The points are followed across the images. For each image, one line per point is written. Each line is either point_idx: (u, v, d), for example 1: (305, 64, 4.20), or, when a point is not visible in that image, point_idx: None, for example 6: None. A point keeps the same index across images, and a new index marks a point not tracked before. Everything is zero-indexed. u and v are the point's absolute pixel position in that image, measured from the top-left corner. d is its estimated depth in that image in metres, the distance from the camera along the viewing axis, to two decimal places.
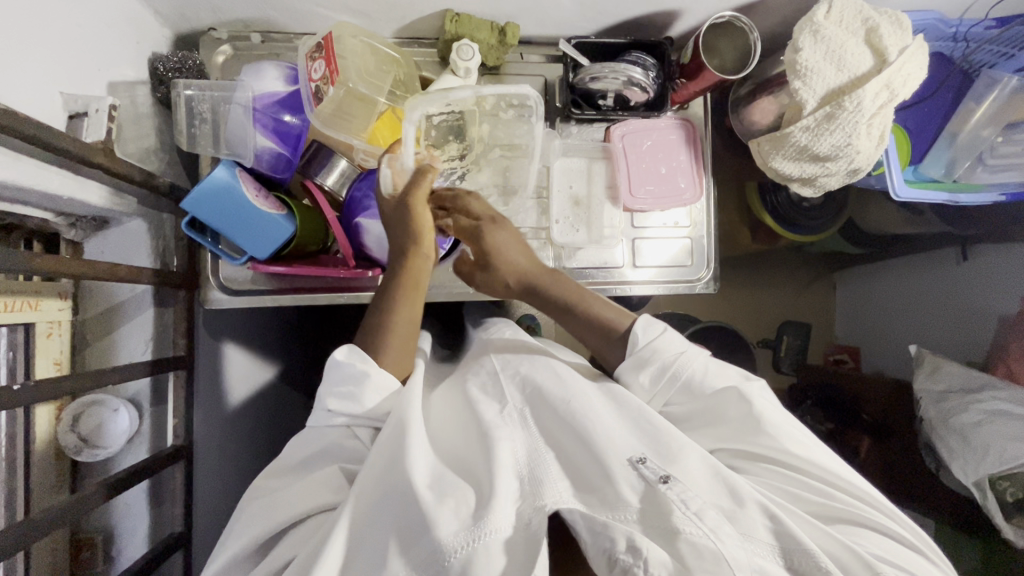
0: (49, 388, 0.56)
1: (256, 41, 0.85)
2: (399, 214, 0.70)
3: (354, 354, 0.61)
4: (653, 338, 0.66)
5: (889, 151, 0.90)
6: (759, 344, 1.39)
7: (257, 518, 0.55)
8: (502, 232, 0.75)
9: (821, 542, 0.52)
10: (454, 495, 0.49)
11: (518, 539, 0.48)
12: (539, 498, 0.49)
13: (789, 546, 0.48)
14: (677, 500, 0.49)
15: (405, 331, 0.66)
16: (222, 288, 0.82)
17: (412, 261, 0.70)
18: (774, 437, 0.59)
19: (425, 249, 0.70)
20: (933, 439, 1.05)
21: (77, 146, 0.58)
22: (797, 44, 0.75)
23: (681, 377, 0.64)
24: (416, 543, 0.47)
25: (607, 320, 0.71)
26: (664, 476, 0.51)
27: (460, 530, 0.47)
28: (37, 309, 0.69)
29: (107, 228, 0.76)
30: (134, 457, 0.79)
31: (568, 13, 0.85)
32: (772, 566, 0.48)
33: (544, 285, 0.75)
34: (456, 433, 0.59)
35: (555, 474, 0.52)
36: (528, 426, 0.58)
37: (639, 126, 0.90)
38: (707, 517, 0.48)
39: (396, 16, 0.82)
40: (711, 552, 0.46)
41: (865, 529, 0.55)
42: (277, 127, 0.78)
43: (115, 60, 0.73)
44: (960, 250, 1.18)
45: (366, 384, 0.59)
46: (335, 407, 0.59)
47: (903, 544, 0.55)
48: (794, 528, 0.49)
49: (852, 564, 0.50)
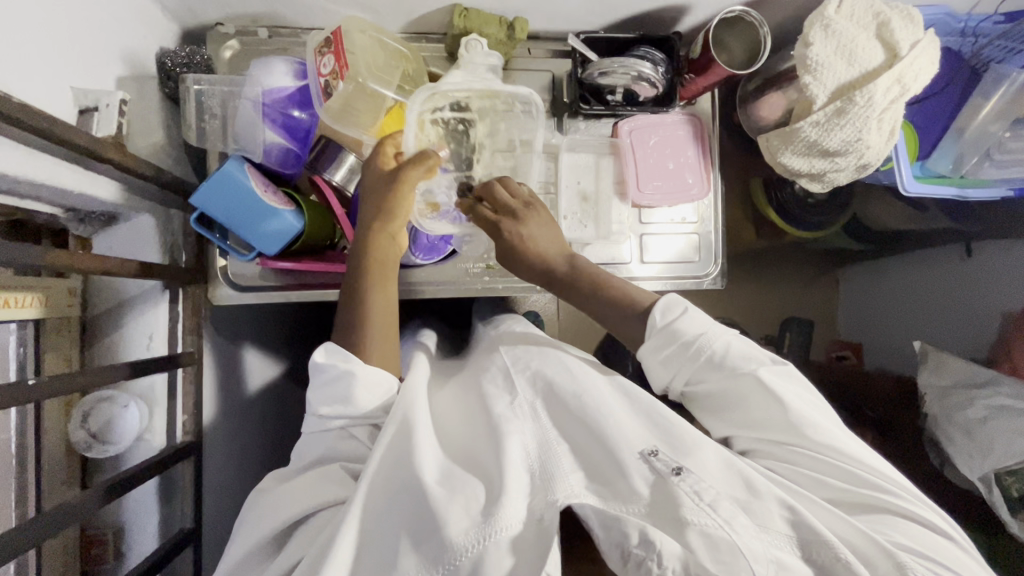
0: (61, 385, 0.56)
1: (264, 36, 0.84)
2: (371, 195, 0.70)
3: (333, 355, 0.61)
4: (675, 319, 0.64)
5: (897, 146, 0.90)
6: (763, 341, 1.36)
7: (267, 515, 0.55)
8: (526, 226, 0.73)
9: (844, 535, 0.52)
10: (464, 491, 0.49)
11: (529, 534, 0.48)
12: (550, 493, 0.49)
13: (808, 538, 0.49)
14: (690, 492, 0.49)
15: (381, 324, 0.66)
16: (231, 285, 0.81)
17: (377, 242, 0.70)
18: (796, 424, 0.58)
19: (392, 229, 0.70)
20: (937, 433, 1.06)
21: (89, 141, 0.58)
22: (808, 39, 0.74)
23: (706, 353, 0.62)
24: (428, 539, 0.47)
25: (624, 300, 0.70)
26: (676, 468, 0.51)
27: (470, 527, 0.47)
28: (47, 305, 0.69)
29: (115, 224, 0.76)
30: (145, 454, 0.77)
31: (577, 7, 0.84)
32: (791, 558, 0.48)
33: (565, 270, 0.74)
34: (466, 430, 0.59)
35: (567, 468, 0.52)
36: (539, 419, 0.57)
37: (647, 121, 0.91)
38: (721, 508, 0.48)
39: (404, 10, 0.82)
40: (727, 543, 0.46)
41: (891, 515, 0.55)
42: (286, 122, 0.78)
43: (123, 55, 0.73)
44: (963, 247, 1.21)
45: (354, 384, 0.58)
46: (325, 411, 0.59)
47: (934, 531, 0.55)
48: (814, 521, 0.49)
49: (875, 558, 0.50)
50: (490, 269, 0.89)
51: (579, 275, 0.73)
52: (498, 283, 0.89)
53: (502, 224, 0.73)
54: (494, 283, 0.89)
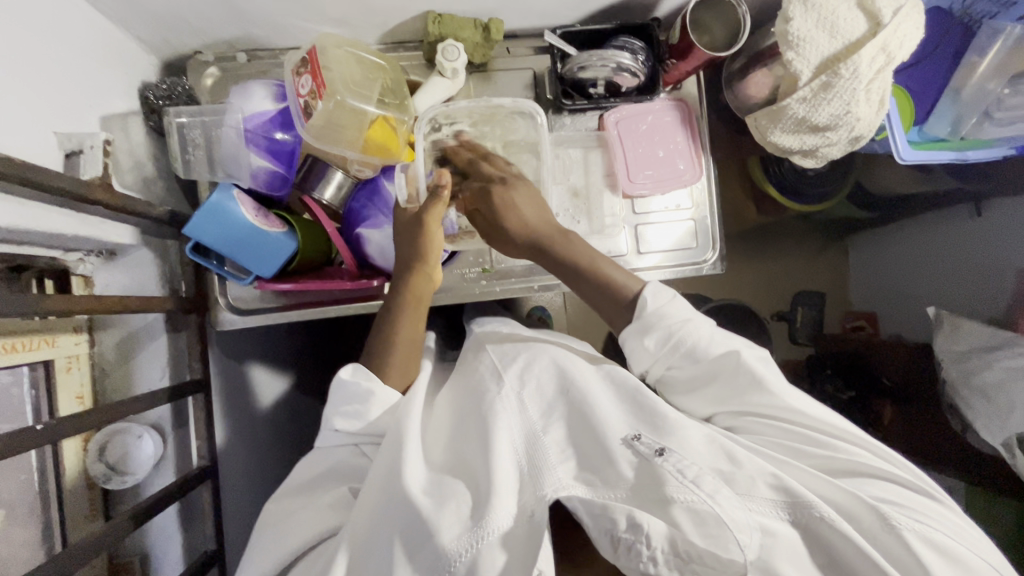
0: (72, 424, 0.57)
1: (243, 60, 0.86)
2: (407, 236, 0.73)
3: (359, 371, 0.62)
4: (662, 304, 0.64)
5: (889, 113, 0.87)
6: (774, 317, 1.38)
7: (271, 544, 0.55)
8: (513, 190, 0.76)
9: (829, 495, 0.52)
10: (453, 498, 0.50)
11: (519, 530, 0.48)
12: (540, 487, 0.50)
13: (791, 501, 0.49)
14: (673, 470, 0.49)
15: (406, 346, 0.68)
16: (232, 309, 0.83)
17: (416, 283, 0.72)
18: (780, 395, 0.58)
19: (431, 271, 0.73)
20: (956, 399, 1.04)
21: (75, 185, 0.59)
22: (787, 14, 0.73)
23: (686, 343, 0.61)
24: (421, 549, 0.48)
25: (614, 286, 0.69)
26: (659, 449, 0.51)
27: (462, 532, 0.48)
28: (53, 346, 0.71)
29: (115, 260, 0.77)
30: (162, 480, 0.80)
31: (551, 3, 0.83)
32: (775, 523, 0.48)
33: (555, 244, 0.73)
34: (456, 430, 0.60)
35: (555, 459, 0.52)
36: (524, 411, 0.58)
37: (634, 110, 0.89)
38: (705, 482, 0.48)
39: (378, 22, 0.82)
40: (713, 517, 0.45)
41: (877, 479, 0.54)
42: (269, 146, 0.78)
43: (105, 93, 0.74)
44: (973, 207, 1.13)
45: (372, 401, 0.60)
46: (340, 425, 0.60)
47: (921, 492, 0.54)
48: (797, 485, 0.50)
49: (858, 512, 0.51)
50: (486, 272, 0.89)
51: (565, 256, 0.73)
52: (495, 287, 0.89)
53: (492, 189, 0.76)
54: (491, 286, 0.89)
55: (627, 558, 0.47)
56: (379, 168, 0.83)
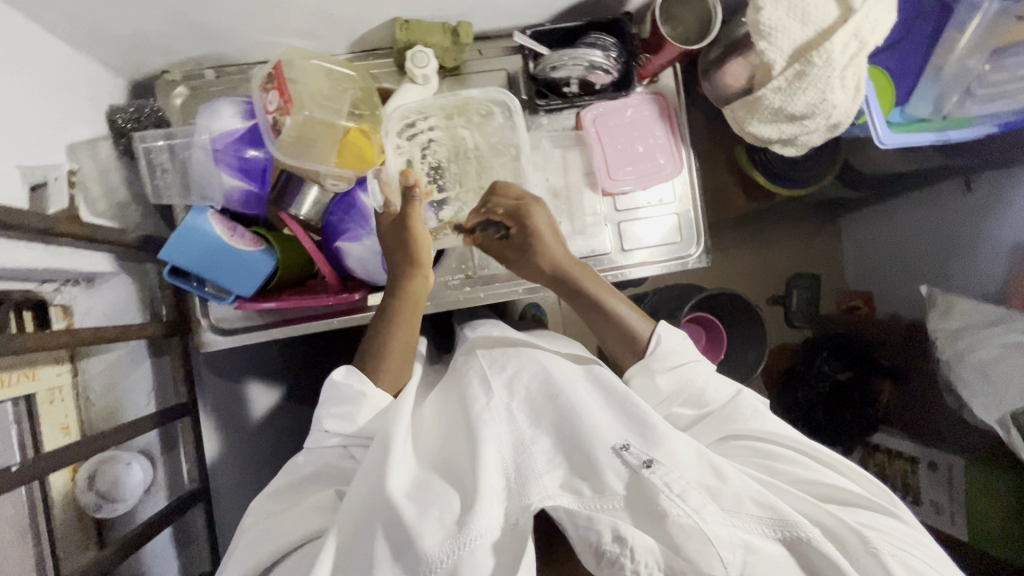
0: (57, 458, 0.57)
1: (211, 76, 0.84)
2: (398, 241, 0.71)
3: (352, 374, 0.62)
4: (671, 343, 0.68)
5: (868, 97, 0.86)
6: (769, 303, 1.35)
7: (254, 546, 0.55)
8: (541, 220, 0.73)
9: (812, 514, 0.52)
10: (436, 504, 0.50)
11: (505, 539, 0.49)
12: (525, 497, 0.50)
13: (777, 517, 0.49)
14: (661, 484, 0.48)
15: (401, 349, 0.68)
16: (213, 329, 0.82)
17: (412, 281, 0.70)
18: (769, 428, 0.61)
19: (424, 267, 0.71)
20: (951, 377, 1.04)
21: (40, 220, 0.58)
22: (757, 4, 0.71)
23: (693, 384, 0.65)
24: (405, 550, 0.48)
25: (624, 324, 0.70)
26: (647, 461, 0.51)
27: (445, 538, 0.48)
28: (36, 378, 0.70)
29: (92, 288, 0.76)
30: (154, 504, 0.80)
31: (520, 2, 0.82)
32: (758, 539, 0.48)
33: (577, 275, 0.73)
34: (443, 434, 0.59)
35: (541, 467, 0.52)
36: (512, 418, 0.57)
37: (608, 107, 0.88)
38: (691, 497, 0.48)
39: (346, 31, 0.81)
40: (697, 532, 0.46)
41: (861, 507, 0.55)
42: (240, 164, 0.77)
43: (71, 121, 0.73)
44: (962, 181, 1.14)
45: (362, 405, 0.60)
46: (330, 427, 0.60)
47: (900, 520, 0.54)
48: (782, 503, 0.50)
49: (841, 533, 0.51)
50: (469, 279, 0.88)
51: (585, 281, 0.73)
52: (479, 292, 0.89)
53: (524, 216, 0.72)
54: (476, 292, 0.89)
55: (610, 572, 0.47)
56: (354, 179, 0.81)
